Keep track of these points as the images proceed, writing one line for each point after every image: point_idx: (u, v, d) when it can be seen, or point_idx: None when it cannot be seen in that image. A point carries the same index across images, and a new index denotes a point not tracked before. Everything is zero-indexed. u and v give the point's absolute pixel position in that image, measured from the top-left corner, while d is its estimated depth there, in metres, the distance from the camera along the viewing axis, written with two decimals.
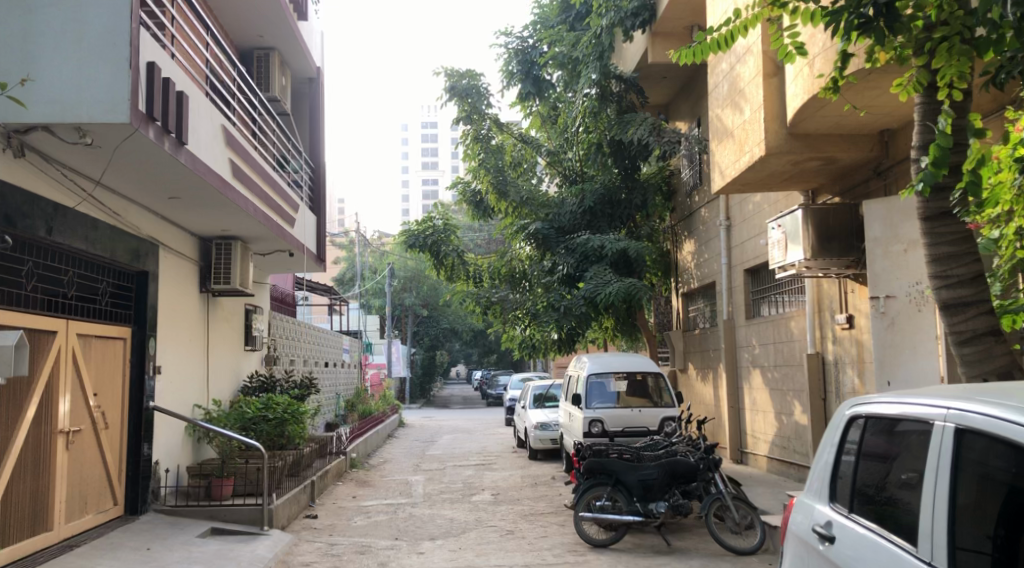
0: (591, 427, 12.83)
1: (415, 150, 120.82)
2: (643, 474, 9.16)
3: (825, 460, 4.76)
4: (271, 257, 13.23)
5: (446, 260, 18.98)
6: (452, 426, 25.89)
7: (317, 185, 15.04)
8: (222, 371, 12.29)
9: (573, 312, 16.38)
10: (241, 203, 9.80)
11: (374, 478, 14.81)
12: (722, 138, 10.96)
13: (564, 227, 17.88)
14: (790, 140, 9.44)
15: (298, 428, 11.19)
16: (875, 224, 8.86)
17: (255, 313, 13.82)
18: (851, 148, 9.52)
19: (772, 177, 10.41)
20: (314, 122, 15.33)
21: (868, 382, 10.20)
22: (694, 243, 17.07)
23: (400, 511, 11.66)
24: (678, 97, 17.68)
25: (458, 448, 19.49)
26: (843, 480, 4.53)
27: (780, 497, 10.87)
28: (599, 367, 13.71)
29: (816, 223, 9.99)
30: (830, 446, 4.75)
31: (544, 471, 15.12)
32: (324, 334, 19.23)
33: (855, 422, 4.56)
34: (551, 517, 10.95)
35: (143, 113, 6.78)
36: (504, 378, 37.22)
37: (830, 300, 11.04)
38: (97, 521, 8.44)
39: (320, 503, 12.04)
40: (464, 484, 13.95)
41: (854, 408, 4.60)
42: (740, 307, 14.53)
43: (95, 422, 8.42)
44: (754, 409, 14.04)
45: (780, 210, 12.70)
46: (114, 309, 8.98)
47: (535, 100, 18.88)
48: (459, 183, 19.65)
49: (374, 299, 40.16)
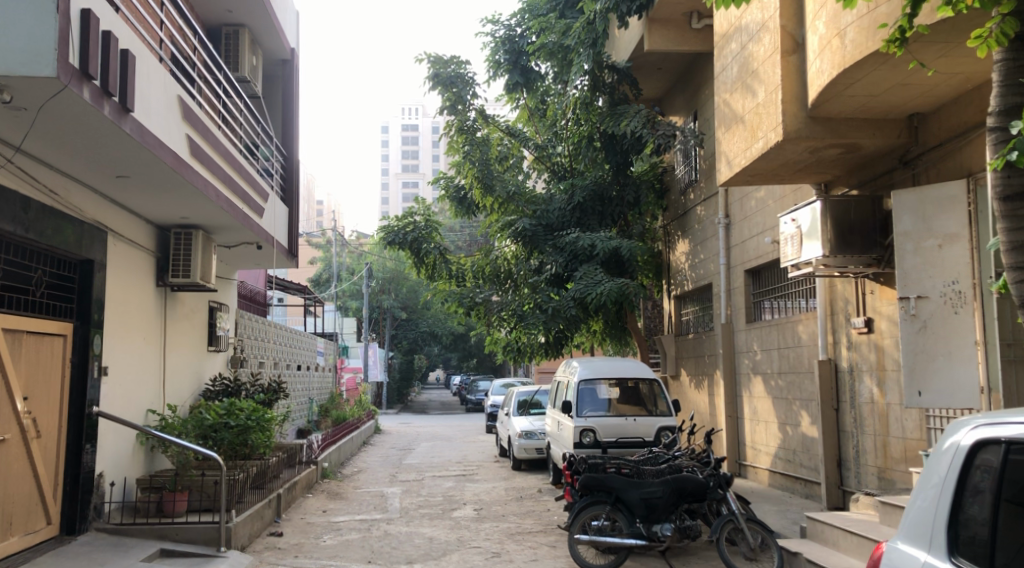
0: (583, 437, 11.84)
1: (395, 151, 119.56)
2: (646, 492, 8.26)
3: (925, 503, 4.00)
4: (237, 250, 12.18)
5: (427, 258, 17.99)
6: (431, 433, 24.89)
7: (289, 174, 14.03)
8: (180, 373, 11.23)
9: (562, 314, 15.51)
10: (200, 186, 8.81)
11: (347, 490, 13.79)
12: (731, 126, 10.10)
13: (552, 224, 16.99)
14: (810, 124, 8.57)
15: (262, 438, 10.13)
16: (905, 216, 8.06)
17: (221, 311, 12.78)
18: (876, 134, 8.63)
19: (787, 166, 9.53)
20: (288, 108, 14.31)
21: (889, 392, 9.33)
22: (689, 243, 16.19)
23: (374, 528, 10.66)
24: (673, 90, 16.83)
25: (436, 456, 18.47)
26: (973, 527, 3.73)
27: (790, 517, 9.96)
28: (590, 373, 12.81)
29: (835, 217, 9.13)
30: (931, 488, 3.99)
31: (529, 483, 14.17)
32: (297, 336, 18.21)
33: (981, 454, 3.80)
34: (540, 536, 10.00)
35: (76, 69, 5.79)
36: (484, 384, 36.24)
37: (846, 302, 10.16)
38: (25, 544, 7.40)
39: (286, 518, 11.02)
40: (444, 497, 12.96)
41: (980, 437, 3.81)
42: (740, 310, 13.65)
43: (24, 431, 7.40)
44: (755, 419, 13.16)
45: (787, 206, 11.84)
46: (51, 301, 8.00)
47: (523, 92, 17.93)
48: (441, 177, 18.82)
49: (351, 301, 39.06)
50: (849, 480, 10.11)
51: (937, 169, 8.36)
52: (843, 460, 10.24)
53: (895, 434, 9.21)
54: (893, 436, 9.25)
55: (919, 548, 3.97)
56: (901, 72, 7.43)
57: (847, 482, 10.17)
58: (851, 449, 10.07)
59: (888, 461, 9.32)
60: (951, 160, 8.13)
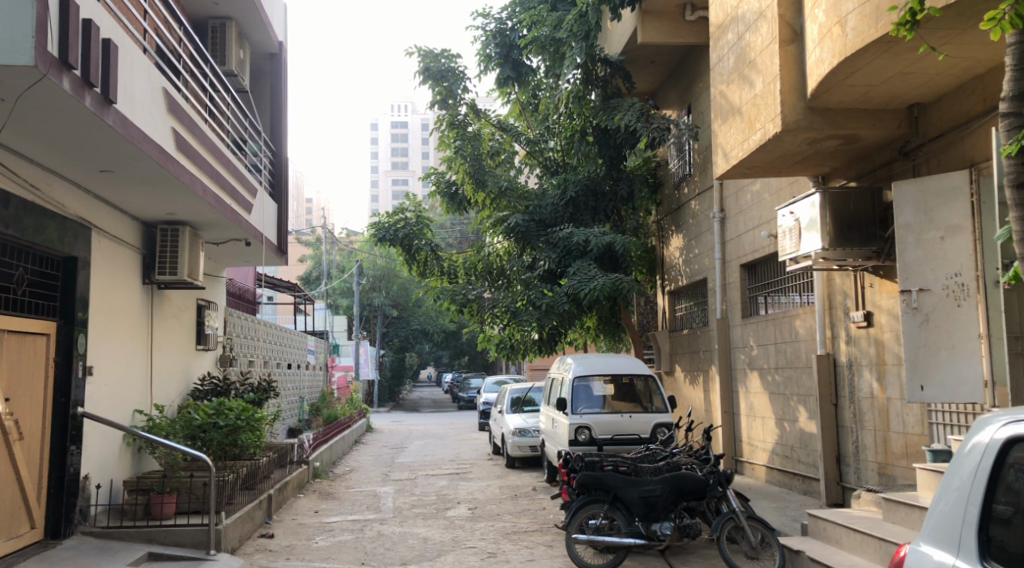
0: (578, 435, 11.74)
1: (384, 149, 119.19)
2: (645, 491, 8.11)
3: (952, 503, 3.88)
4: (225, 247, 11.98)
5: (419, 255, 17.79)
6: (423, 431, 24.72)
7: (278, 170, 13.81)
8: (168, 372, 11.02)
9: (555, 310, 15.37)
10: (186, 181, 8.61)
11: (339, 490, 13.60)
12: (727, 118, 9.95)
13: (545, 219, 16.83)
14: (809, 115, 8.43)
15: (252, 438, 9.94)
16: (906, 209, 7.94)
17: (209, 309, 12.58)
18: (876, 125, 8.49)
19: (785, 158, 9.39)
20: (276, 102, 14.09)
21: (889, 386, 9.20)
22: (683, 238, 16.05)
23: (367, 528, 10.48)
24: (666, 83, 16.68)
25: (429, 455, 18.30)
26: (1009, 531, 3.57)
27: (790, 514, 9.83)
28: (584, 369, 12.66)
29: (835, 210, 8.99)
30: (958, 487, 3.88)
31: (524, 481, 14.00)
32: (287, 334, 18.02)
33: (1012, 452, 3.66)
34: (536, 536, 9.84)
35: (55, 57, 5.60)
36: (475, 381, 36.08)
37: (845, 296, 10.02)
38: (9, 549, 7.20)
39: (278, 520, 10.83)
40: (438, 496, 12.78)
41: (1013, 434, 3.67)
42: (736, 305, 13.51)
43: (6, 432, 7.19)
44: (752, 415, 13.03)
45: (783, 199, 11.70)
46: (33, 300, 7.80)
47: (514, 87, 17.73)
48: (432, 173, 18.65)
49: (342, 299, 38.87)
50: (849, 476, 9.98)
51: (937, 160, 8.22)
52: (842, 456, 10.11)
53: (895, 429, 9.07)
54: (893, 431, 9.12)
55: (944, 550, 3.82)
56: (902, 61, 7.30)
57: (847, 478, 10.04)
58: (850, 445, 9.94)
59: (888, 457, 9.19)
60: (952, 150, 7.99)
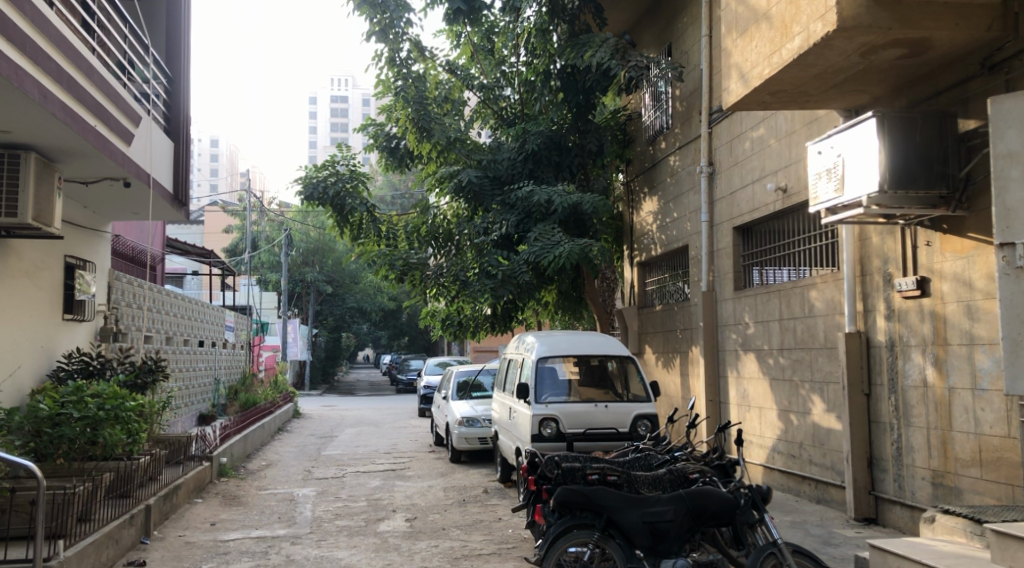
0: (543, 429, 9.46)
1: (323, 123, 115.13)
2: (650, 514, 6.03)
3: None
4: (96, 187, 9.36)
5: (352, 216, 15.29)
6: (357, 417, 22.21)
7: (174, 101, 11.21)
8: (15, 348, 8.48)
9: (513, 280, 13.19)
10: (10, 75, 6.19)
11: (248, 492, 11.13)
12: (747, 29, 7.78)
13: (501, 176, 14.49)
14: (873, 8, 6.33)
15: (120, 435, 7.70)
16: (1010, 132, 5.78)
17: (82, 270, 9.98)
18: (959, 25, 6.38)
19: (827, 76, 7.23)
20: (171, 21, 11.46)
21: (952, 373, 7.15)
22: (656, 201, 13.90)
23: (272, 551, 8.05)
24: (641, 22, 14.53)
25: (362, 446, 15.87)
26: None
27: (817, 534, 7.68)
28: (547, 349, 10.38)
29: (894, 141, 6.93)
30: None
31: (472, 481, 11.69)
32: (199, 307, 15.51)
33: None
34: (493, 563, 7.56)
35: None
36: (416, 363, 33.77)
37: (885, 259, 7.92)
38: None
39: (159, 537, 8.36)
40: (368, 501, 10.41)
41: None
42: (726, 276, 11.37)
43: None
44: (744, 406, 10.94)
45: (794, 142, 9.58)
46: None
47: (466, 24, 14.98)
48: (370, 124, 16.03)
49: (270, 273, 36.07)
50: (885, 484, 7.93)
51: None
52: (876, 460, 8.04)
53: (962, 428, 7.03)
54: (958, 430, 7.08)
55: None
56: None
57: (882, 486, 7.97)
58: (888, 446, 7.89)
59: (950, 464, 7.16)
60: None
